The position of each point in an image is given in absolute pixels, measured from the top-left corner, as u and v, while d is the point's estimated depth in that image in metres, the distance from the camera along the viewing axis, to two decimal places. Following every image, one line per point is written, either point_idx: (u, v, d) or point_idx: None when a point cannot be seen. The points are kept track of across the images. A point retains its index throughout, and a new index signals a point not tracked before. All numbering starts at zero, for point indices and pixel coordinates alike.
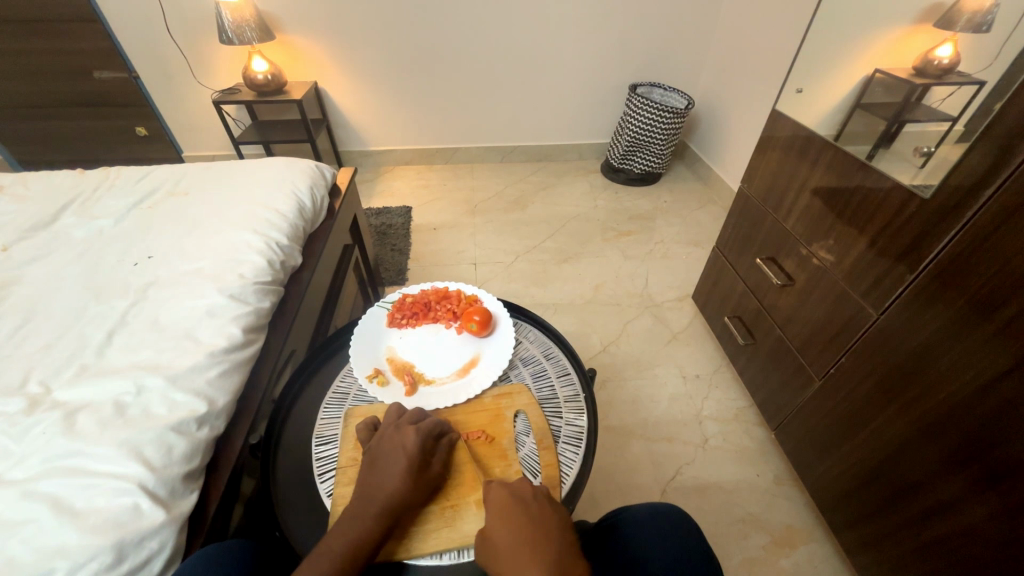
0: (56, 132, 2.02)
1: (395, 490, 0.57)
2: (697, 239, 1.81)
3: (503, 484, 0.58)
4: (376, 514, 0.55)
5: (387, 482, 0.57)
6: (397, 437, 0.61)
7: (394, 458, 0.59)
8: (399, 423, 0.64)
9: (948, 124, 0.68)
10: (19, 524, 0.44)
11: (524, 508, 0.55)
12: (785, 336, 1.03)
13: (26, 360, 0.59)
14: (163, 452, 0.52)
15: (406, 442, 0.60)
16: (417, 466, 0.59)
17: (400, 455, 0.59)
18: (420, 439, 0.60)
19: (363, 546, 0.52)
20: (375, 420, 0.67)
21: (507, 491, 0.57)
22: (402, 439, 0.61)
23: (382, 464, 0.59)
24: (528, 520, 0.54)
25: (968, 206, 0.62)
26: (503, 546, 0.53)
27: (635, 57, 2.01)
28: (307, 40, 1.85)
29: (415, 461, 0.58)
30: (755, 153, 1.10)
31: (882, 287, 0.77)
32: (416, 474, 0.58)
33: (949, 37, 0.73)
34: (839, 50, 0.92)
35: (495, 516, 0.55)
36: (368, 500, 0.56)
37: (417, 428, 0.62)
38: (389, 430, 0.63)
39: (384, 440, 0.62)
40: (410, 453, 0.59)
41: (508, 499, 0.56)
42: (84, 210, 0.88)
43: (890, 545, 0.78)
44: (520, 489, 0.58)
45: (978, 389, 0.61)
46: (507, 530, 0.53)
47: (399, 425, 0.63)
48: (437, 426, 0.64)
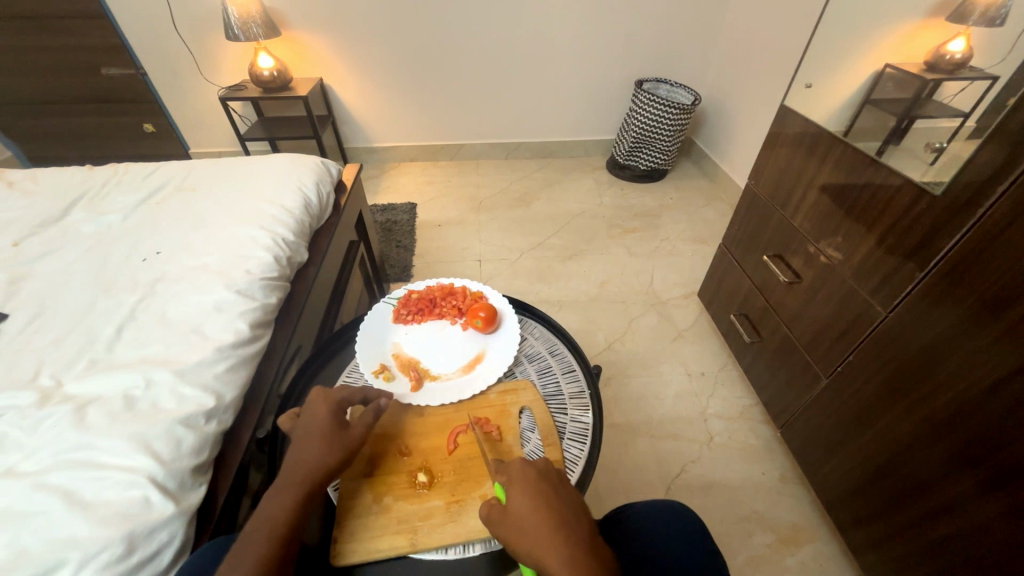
0: (66, 128, 2.04)
1: (315, 459, 0.56)
2: (702, 236, 1.80)
3: (526, 464, 0.57)
4: (301, 484, 0.54)
5: (306, 452, 0.57)
6: (310, 409, 0.61)
7: (308, 430, 0.59)
8: (312, 398, 0.63)
9: (960, 120, 0.67)
10: (32, 515, 0.45)
11: (548, 488, 0.54)
12: (792, 334, 1.02)
13: (38, 354, 0.60)
14: (172, 446, 0.53)
15: (318, 413, 0.60)
16: (332, 434, 0.58)
17: (314, 426, 0.59)
18: (332, 408, 0.60)
19: (290, 518, 0.52)
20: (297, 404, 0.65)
21: (531, 470, 0.56)
22: (313, 411, 0.60)
23: (297, 435, 0.58)
24: (554, 500, 0.53)
25: (979, 203, 0.62)
26: (531, 522, 0.51)
27: (642, 53, 2.00)
28: (312, 36, 1.85)
29: (328, 430, 0.58)
30: (763, 150, 1.09)
31: (891, 284, 0.76)
32: (333, 440, 0.58)
33: (961, 32, 0.71)
34: (849, 45, 0.90)
35: (518, 495, 0.53)
36: (290, 471, 0.55)
37: (330, 400, 0.62)
38: (307, 403, 0.63)
39: (300, 415, 0.61)
40: (322, 424, 0.59)
41: (533, 479, 0.55)
42: (93, 206, 0.89)
43: (896, 544, 0.78)
44: (545, 470, 0.56)
45: (988, 388, 0.61)
46: (534, 509, 0.51)
47: (314, 399, 0.63)
48: (356, 398, 0.64)
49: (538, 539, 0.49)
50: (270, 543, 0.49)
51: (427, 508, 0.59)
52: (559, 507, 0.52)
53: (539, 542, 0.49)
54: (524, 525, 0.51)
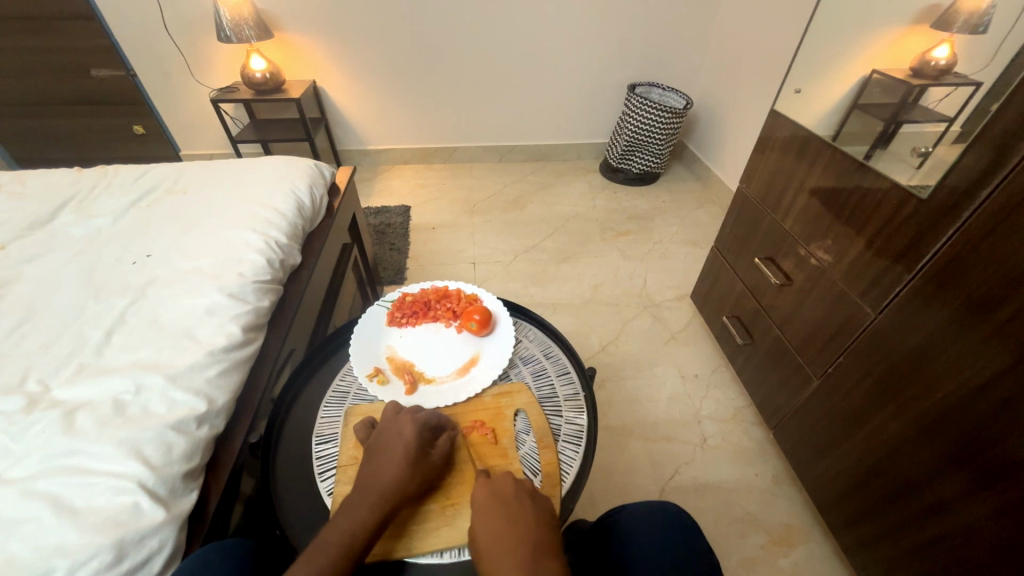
0: (55, 129, 2.02)
1: (396, 480, 0.56)
2: (695, 239, 1.82)
3: (486, 481, 0.58)
4: (377, 502, 0.54)
5: (386, 471, 0.57)
6: (396, 427, 0.62)
7: (393, 447, 0.59)
8: (395, 415, 0.64)
9: (945, 124, 0.69)
10: (19, 523, 0.44)
11: (503, 506, 0.55)
12: (783, 335, 1.03)
13: (25, 359, 0.59)
14: (163, 452, 0.52)
15: (404, 431, 0.61)
16: (417, 455, 0.59)
17: (399, 444, 0.59)
18: (418, 429, 0.61)
19: (363, 534, 0.52)
20: (371, 419, 0.66)
21: (491, 487, 0.57)
22: (400, 429, 0.61)
23: (381, 453, 0.59)
24: (507, 517, 0.54)
25: (965, 207, 0.63)
26: (487, 540, 0.52)
27: (634, 58, 2.01)
28: (305, 39, 1.85)
29: (413, 451, 0.59)
30: (754, 154, 1.10)
31: (881, 286, 0.77)
32: (415, 462, 0.58)
33: (946, 38, 0.73)
34: (837, 51, 0.92)
35: (480, 514, 0.55)
36: (367, 489, 0.55)
37: (414, 419, 0.62)
38: (389, 421, 0.63)
39: (384, 431, 0.62)
40: (409, 443, 0.59)
41: (490, 495, 0.56)
42: (82, 208, 0.88)
43: (887, 544, 0.79)
44: (504, 484, 0.57)
45: (976, 388, 0.62)
46: (487, 527, 0.53)
47: (397, 417, 0.64)
48: (436, 419, 0.65)
49: (493, 557, 0.51)
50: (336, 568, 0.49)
51: (421, 512, 0.59)
52: (514, 524, 0.53)
53: (494, 558, 0.51)
54: (478, 543, 0.53)
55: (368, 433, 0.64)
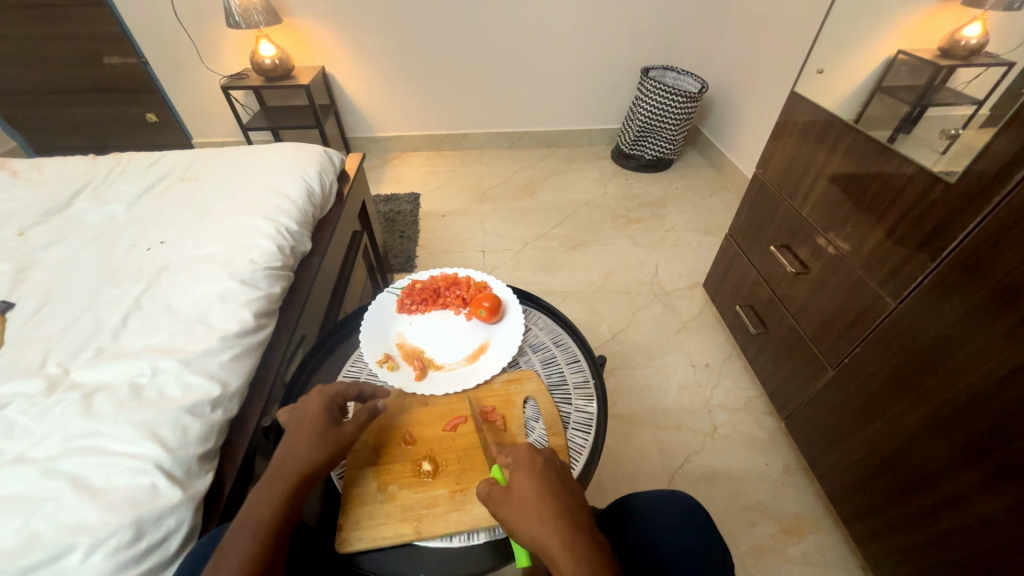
0: (71, 118, 2.04)
1: (302, 452, 0.55)
2: (708, 226, 1.79)
3: (533, 450, 0.56)
4: (290, 476, 0.53)
5: (294, 446, 0.56)
6: (303, 404, 0.61)
7: (300, 424, 0.58)
8: (307, 394, 0.63)
9: (974, 107, 0.66)
10: (41, 501, 0.45)
11: (551, 476, 0.53)
12: (798, 325, 1.01)
13: (45, 343, 0.60)
14: (179, 433, 0.53)
15: (309, 406, 0.60)
16: (324, 425, 0.58)
17: (306, 419, 0.59)
18: (325, 400, 0.61)
19: (279, 507, 0.50)
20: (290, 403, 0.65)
21: (537, 456, 0.55)
22: (306, 405, 0.60)
23: (289, 429, 0.58)
24: (558, 489, 0.52)
25: (994, 193, 0.60)
26: (532, 503, 0.51)
27: (648, 40, 1.96)
28: (313, 24, 1.83)
29: (321, 421, 0.58)
30: (771, 137, 1.07)
31: (901, 275, 0.75)
32: (326, 436, 0.57)
33: (978, 16, 0.69)
34: (862, 30, 0.88)
35: (525, 478, 0.53)
36: (278, 463, 0.54)
37: (322, 392, 0.62)
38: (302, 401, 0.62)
39: (296, 409, 0.61)
40: (316, 416, 0.59)
41: (538, 464, 0.55)
42: (97, 195, 0.89)
43: (902, 536, 0.78)
44: (550, 456, 0.56)
45: (997, 380, 0.60)
46: (538, 492, 0.51)
47: (307, 394, 0.63)
48: (347, 395, 0.64)
49: (540, 522, 0.49)
50: (252, 543, 0.47)
51: (432, 496, 0.60)
52: (561, 494, 0.52)
53: (540, 525, 0.49)
54: (528, 507, 0.50)
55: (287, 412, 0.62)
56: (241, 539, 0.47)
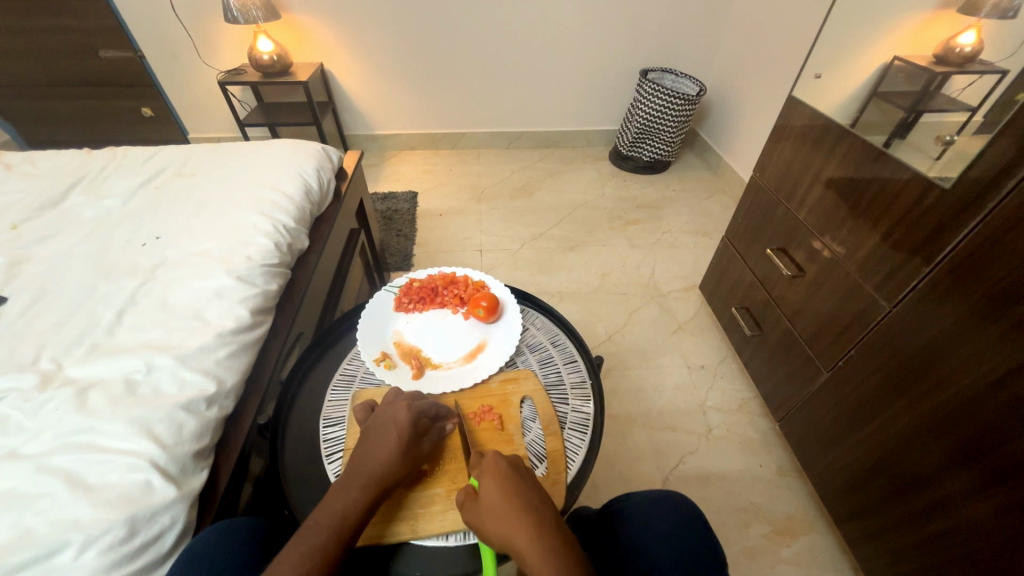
0: (64, 111, 2.02)
1: (382, 466, 0.56)
2: (705, 229, 1.79)
3: (497, 454, 0.57)
4: (366, 487, 0.54)
5: (376, 455, 0.57)
6: (389, 413, 0.61)
7: (388, 433, 0.58)
8: (393, 400, 0.63)
9: (968, 114, 0.67)
10: (35, 497, 0.45)
11: (516, 477, 0.54)
12: (793, 327, 1.02)
13: (39, 337, 0.60)
14: (173, 430, 0.53)
15: (398, 417, 0.60)
16: (409, 442, 0.58)
17: (393, 431, 0.58)
18: (413, 415, 0.60)
19: (352, 519, 0.52)
20: (372, 402, 0.66)
21: (501, 459, 0.56)
22: (394, 415, 0.60)
23: (371, 439, 0.58)
24: (523, 488, 0.53)
25: (989, 198, 0.61)
26: (498, 507, 0.51)
27: (647, 42, 1.97)
28: (312, 20, 1.82)
29: (406, 437, 0.58)
30: (769, 141, 1.07)
31: (897, 279, 0.75)
32: (407, 451, 0.58)
33: (973, 24, 0.71)
34: (859, 36, 0.89)
35: (490, 483, 0.53)
36: (357, 474, 0.55)
37: (410, 406, 0.61)
38: (385, 406, 0.63)
39: (377, 417, 0.61)
40: (403, 429, 0.58)
41: (502, 467, 0.55)
42: (92, 190, 0.88)
43: (893, 537, 0.79)
44: (514, 459, 0.57)
45: (990, 384, 0.61)
46: (503, 495, 0.52)
47: (395, 402, 0.63)
48: (431, 408, 0.64)
49: (507, 524, 0.50)
50: (324, 550, 0.49)
51: (429, 494, 0.60)
52: (527, 493, 0.53)
53: (507, 527, 0.49)
54: (496, 510, 0.51)
55: (367, 415, 0.64)
56: (315, 540, 0.49)
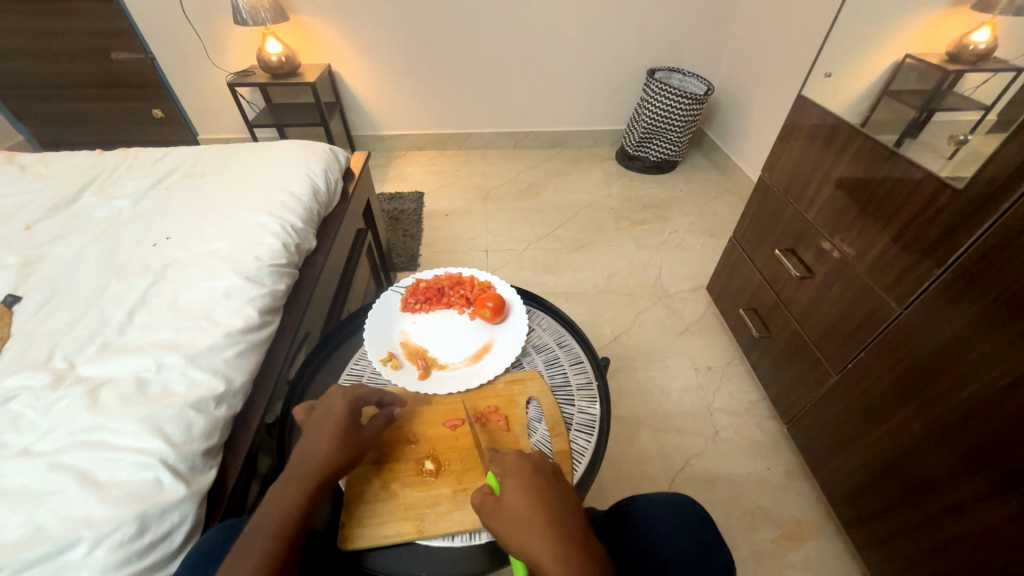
0: (77, 112, 2.05)
1: (325, 456, 0.56)
2: (712, 229, 1.78)
3: (522, 457, 0.56)
4: (308, 480, 0.54)
5: (315, 449, 0.57)
6: (326, 406, 0.61)
7: (325, 426, 0.59)
8: (332, 393, 0.63)
9: (982, 113, 0.66)
10: (47, 494, 0.46)
11: (542, 485, 0.53)
12: (802, 329, 1.01)
13: (51, 337, 0.61)
14: (183, 429, 0.53)
15: (333, 410, 0.60)
16: (347, 430, 0.59)
17: (330, 422, 0.59)
18: (349, 404, 0.61)
19: (295, 513, 0.51)
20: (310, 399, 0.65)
21: (527, 465, 0.55)
22: (330, 406, 0.61)
23: (310, 430, 0.59)
24: (551, 498, 0.52)
25: (1003, 199, 0.60)
26: (519, 514, 0.51)
27: (655, 42, 1.96)
28: (320, 22, 1.83)
29: (344, 425, 0.59)
30: (778, 141, 1.06)
31: (908, 281, 0.74)
32: (345, 441, 0.58)
33: (987, 20, 0.69)
34: (871, 35, 0.88)
35: (513, 486, 0.53)
36: (295, 469, 0.55)
37: (346, 395, 0.62)
38: (322, 401, 0.63)
39: (315, 411, 0.61)
40: (339, 420, 0.59)
41: (527, 472, 0.54)
42: (103, 190, 0.89)
43: (902, 542, 0.78)
44: (543, 466, 0.56)
45: (1004, 388, 0.59)
46: (527, 501, 0.51)
47: (332, 394, 0.63)
48: (370, 398, 0.65)
49: (528, 533, 0.49)
50: (270, 545, 0.48)
51: (434, 494, 0.60)
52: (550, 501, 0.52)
53: (528, 536, 0.49)
54: (518, 518, 0.50)
55: (308, 410, 0.62)
56: (261, 536, 0.49)
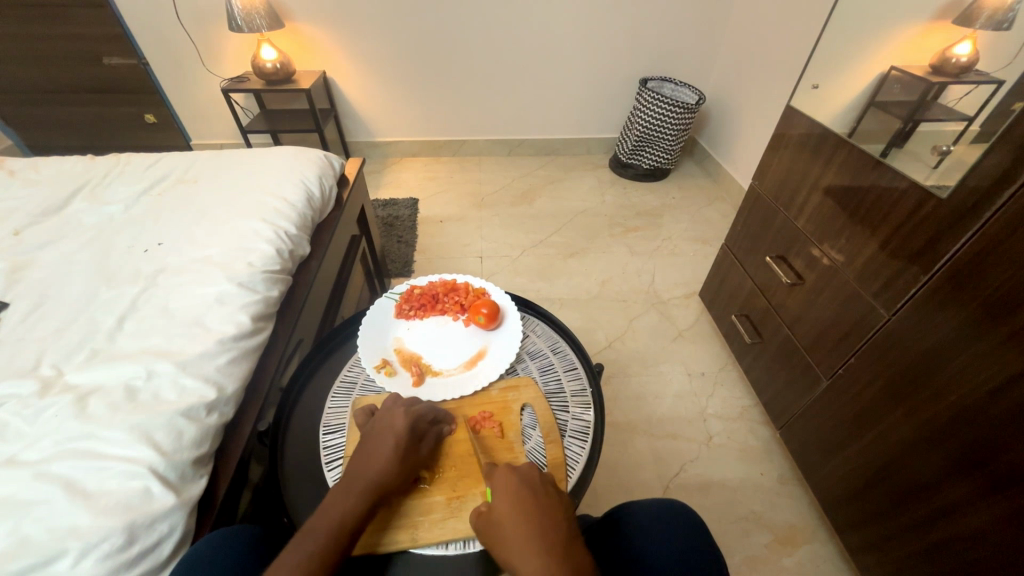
0: (68, 117, 2.03)
1: (383, 469, 0.56)
2: (704, 236, 1.80)
3: (511, 471, 0.56)
4: (363, 493, 0.54)
5: (373, 462, 0.57)
6: (387, 418, 0.61)
7: (384, 439, 0.59)
8: (391, 405, 0.64)
9: (965, 123, 0.68)
10: (33, 504, 0.45)
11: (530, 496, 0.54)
12: (793, 334, 1.02)
13: (39, 343, 0.60)
14: (173, 438, 0.52)
15: (395, 423, 0.60)
16: (407, 448, 0.59)
17: (389, 436, 0.59)
18: (410, 420, 0.61)
19: (348, 525, 0.52)
20: (371, 407, 0.66)
21: (515, 477, 0.56)
22: (391, 420, 0.61)
23: (368, 444, 0.59)
24: (538, 509, 0.52)
25: (986, 207, 0.61)
26: (505, 529, 0.51)
27: (647, 52, 1.99)
28: (316, 29, 1.84)
29: (404, 442, 0.59)
30: (768, 150, 1.08)
31: (895, 287, 0.76)
32: (403, 456, 0.58)
33: (968, 35, 0.72)
34: (857, 47, 0.90)
35: (502, 500, 0.54)
36: (354, 480, 0.55)
37: (408, 411, 0.62)
38: (383, 411, 0.63)
39: (376, 421, 0.62)
40: (399, 435, 0.59)
41: (515, 487, 0.55)
42: (94, 196, 0.89)
43: (893, 547, 0.78)
44: (530, 477, 0.56)
45: (990, 392, 0.61)
46: (512, 516, 0.52)
47: (392, 407, 0.63)
48: (429, 412, 0.65)
49: (514, 546, 0.50)
50: (322, 554, 0.49)
51: (428, 502, 0.59)
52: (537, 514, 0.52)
53: (514, 551, 0.49)
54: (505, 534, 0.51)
55: (368, 418, 0.64)
56: (314, 541, 0.49)
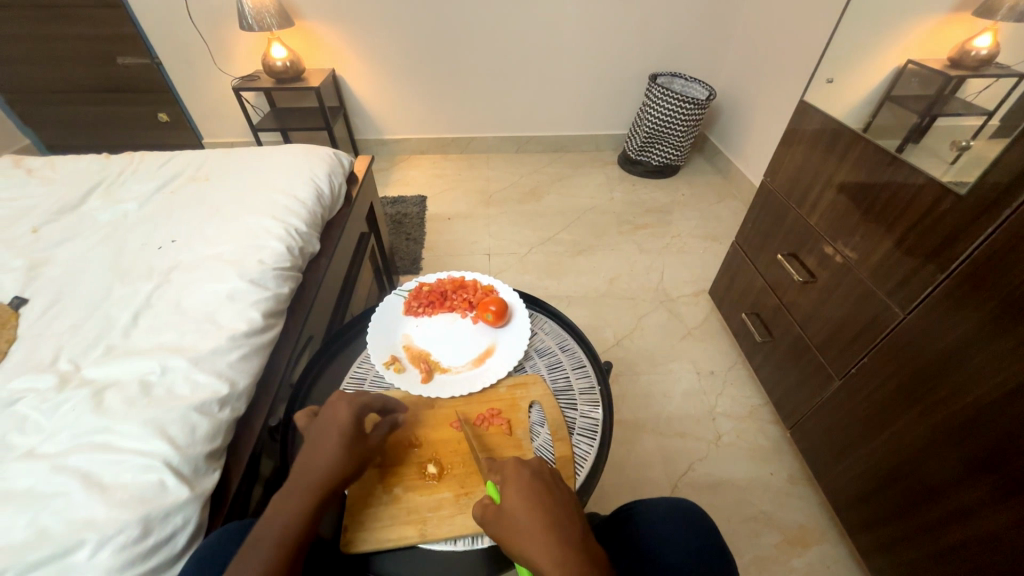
0: (83, 116, 2.07)
1: (330, 464, 0.55)
2: (714, 233, 1.78)
3: (520, 465, 0.56)
4: (313, 491, 0.53)
5: (320, 458, 0.55)
6: (330, 412, 0.60)
7: (328, 434, 0.57)
8: (333, 399, 0.62)
9: (985, 118, 0.66)
10: (52, 496, 0.46)
11: (543, 490, 0.53)
12: (805, 333, 1.01)
13: (57, 339, 0.61)
14: (187, 432, 0.53)
15: (338, 415, 0.59)
16: (352, 439, 0.58)
17: (333, 430, 0.57)
18: (354, 412, 0.59)
19: (299, 526, 0.50)
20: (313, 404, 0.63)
21: (526, 470, 0.55)
22: (334, 413, 0.59)
23: (311, 442, 0.57)
24: (553, 504, 0.52)
25: (1007, 203, 0.60)
26: (520, 524, 0.50)
27: (657, 47, 1.97)
28: (325, 27, 1.85)
29: (349, 434, 0.58)
30: (780, 146, 1.06)
31: (911, 285, 0.74)
32: (350, 448, 0.57)
33: (988, 27, 0.70)
34: (873, 41, 0.88)
35: (513, 494, 0.53)
36: (301, 477, 0.54)
37: (351, 402, 0.60)
38: (324, 406, 0.61)
39: (318, 416, 0.60)
40: (343, 427, 0.58)
41: (526, 479, 0.54)
42: (109, 194, 0.90)
43: (906, 549, 0.77)
44: (539, 470, 0.56)
45: (1008, 393, 0.59)
46: (526, 509, 0.51)
47: (334, 401, 0.61)
48: (373, 402, 0.63)
49: (530, 538, 0.49)
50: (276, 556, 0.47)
51: (436, 499, 0.60)
52: (553, 508, 0.52)
53: (531, 544, 0.49)
54: (521, 528, 0.50)
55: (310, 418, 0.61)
56: (263, 548, 0.47)
